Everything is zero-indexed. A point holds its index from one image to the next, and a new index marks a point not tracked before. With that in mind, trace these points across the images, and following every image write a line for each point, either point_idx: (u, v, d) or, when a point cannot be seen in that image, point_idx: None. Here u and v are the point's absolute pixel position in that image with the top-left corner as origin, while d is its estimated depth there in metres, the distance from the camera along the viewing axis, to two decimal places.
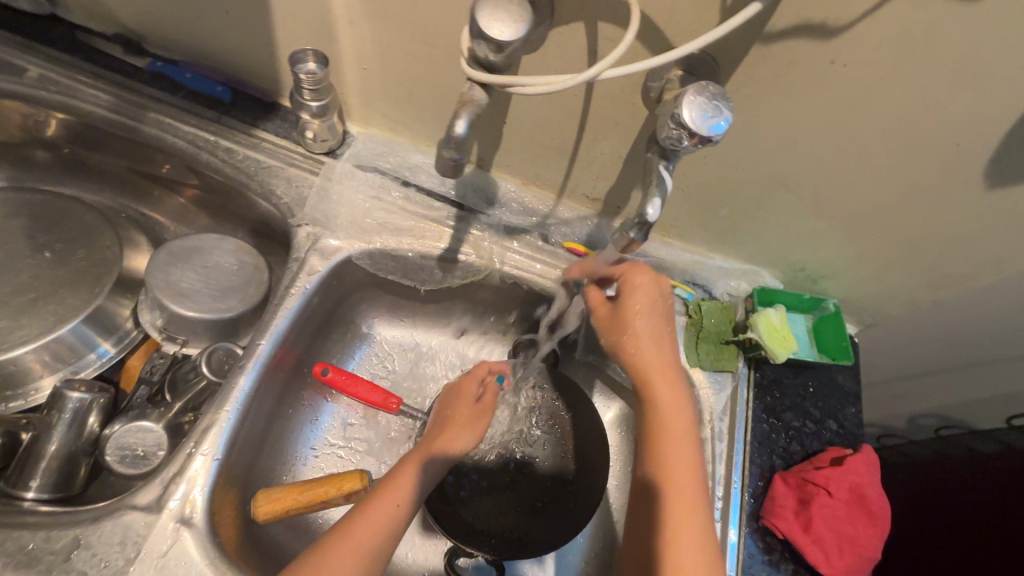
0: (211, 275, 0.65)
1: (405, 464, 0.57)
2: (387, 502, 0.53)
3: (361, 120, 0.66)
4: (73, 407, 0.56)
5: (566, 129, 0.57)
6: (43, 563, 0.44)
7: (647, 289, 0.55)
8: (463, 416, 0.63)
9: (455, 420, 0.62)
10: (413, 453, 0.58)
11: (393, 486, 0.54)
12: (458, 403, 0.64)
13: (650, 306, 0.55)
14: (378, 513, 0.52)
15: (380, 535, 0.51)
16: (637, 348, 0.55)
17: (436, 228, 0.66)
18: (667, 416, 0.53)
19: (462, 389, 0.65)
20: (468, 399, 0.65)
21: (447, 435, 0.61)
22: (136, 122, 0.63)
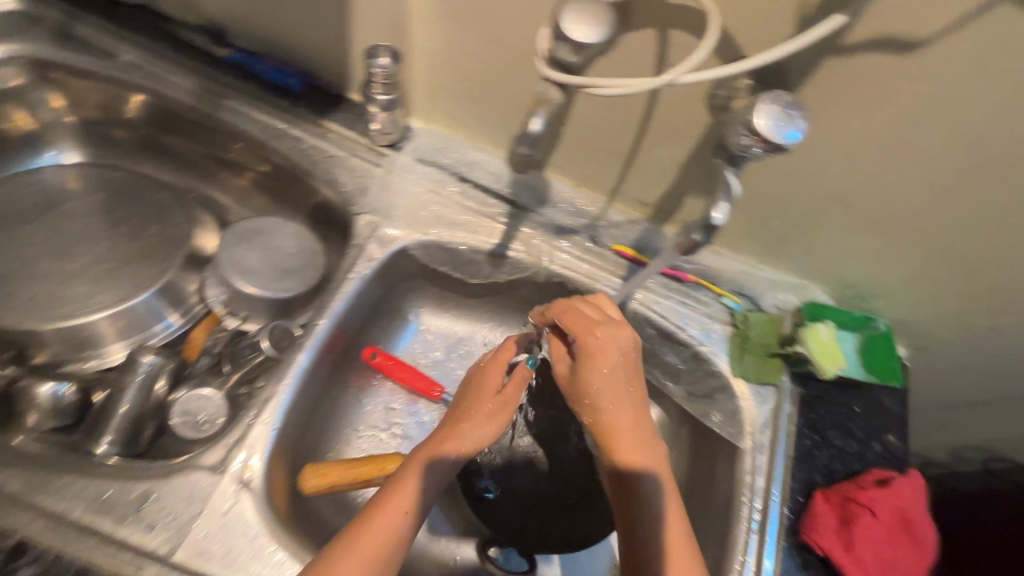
0: (273, 256, 0.67)
1: (412, 467, 0.51)
2: (394, 513, 0.48)
3: (424, 116, 0.69)
4: (146, 370, 0.61)
5: (626, 132, 0.58)
6: (118, 512, 0.47)
7: (606, 345, 0.53)
8: (487, 407, 0.55)
9: (474, 412, 0.55)
10: (421, 454, 0.52)
11: (400, 494, 0.49)
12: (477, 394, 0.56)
13: (613, 366, 0.53)
14: (379, 530, 0.47)
15: (385, 547, 0.47)
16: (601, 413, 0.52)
17: (488, 224, 0.68)
18: (643, 476, 0.51)
19: (485, 377, 0.57)
20: (491, 390, 0.56)
21: (465, 432, 0.54)
22: (215, 108, 0.67)
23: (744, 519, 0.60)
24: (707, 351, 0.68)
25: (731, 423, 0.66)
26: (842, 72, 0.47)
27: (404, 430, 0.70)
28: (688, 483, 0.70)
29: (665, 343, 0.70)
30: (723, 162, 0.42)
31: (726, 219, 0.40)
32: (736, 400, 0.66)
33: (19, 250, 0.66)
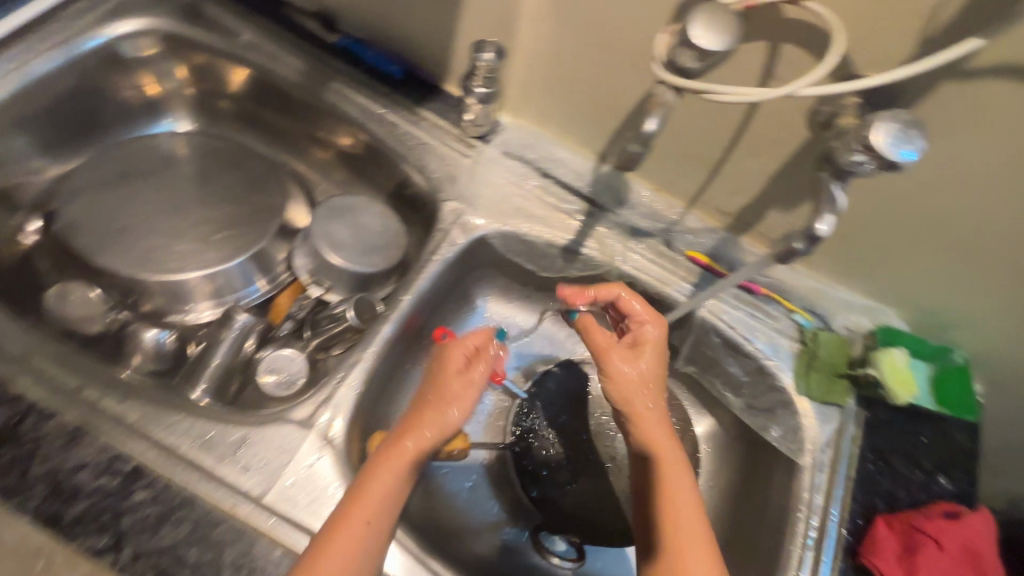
0: (360, 232, 0.71)
1: (378, 465, 0.50)
2: (363, 514, 0.47)
3: (514, 111, 0.72)
4: (239, 327, 0.66)
5: (717, 140, 0.59)
6: (219, 451, 0.51)
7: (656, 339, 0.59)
8: (449, 393, 0.54)
9: (441, 403, 0.53)
10: (382, 452, 0.50)
11: (368, 496, 0.48)
12: (437, 383, 0.54)
13: (657, 360, 0.58)
14: (346, 535, 0.46)
15: (359, 549, 0.46)
16: (638, 401, 0.55)
17: (566, 220, 0.70)
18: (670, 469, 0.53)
19: (443, 366, 0.55)
20: (450, 375, 0.55)
21: (433, 424, 0.52)
22: (322, 89, 0.72)
23: (800, 536, 0.60)
24: (773, 365, 0.68)
25: (791, 438, 0.66)
26: (952, 97, 0.47)
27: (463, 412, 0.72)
28: (740, 494, 0.70)
29: (730, 353, 0.70)
30: (830, 176, 0.43)
31: (831, 230, 0.41)
32: (799, 417, 0.66)
33: (134, 206, 0.71)
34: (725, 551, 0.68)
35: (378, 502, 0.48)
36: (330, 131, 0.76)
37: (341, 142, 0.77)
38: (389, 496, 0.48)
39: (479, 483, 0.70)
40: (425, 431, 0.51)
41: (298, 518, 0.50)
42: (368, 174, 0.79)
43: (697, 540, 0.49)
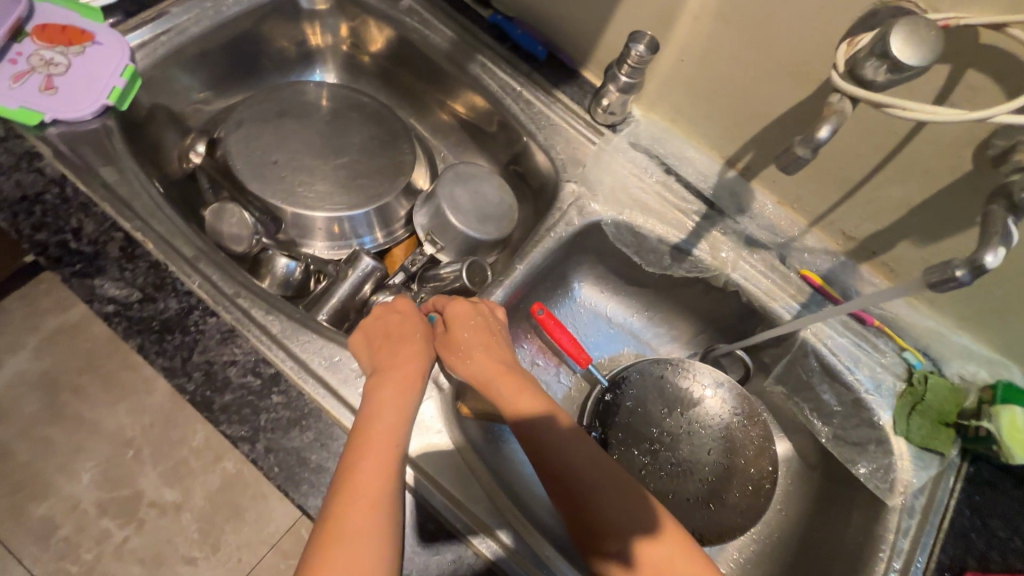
0: (478, 200, 0.75)
1: (374, 405, 0.49)
2: (376, 458, 0.45)
3: (647, 105, 0.73)
4: (363, 269, 0.69)
5: (863, 160, 0.58)
6: (342, 373, 0.55)
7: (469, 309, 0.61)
8: (393, 340, 0.55)
9: (402, 348, 0.54)
10: (373, 395, 0.50)
11: (375, 433, 0.47)
12: (381, 337, 0.55)
13: (490, 328, 0.61)
14: (369, 473, 0.44)
15: (383, 485, 0.44)
16: (476, 370, 0.58)
17: (681, 220, 0.71)
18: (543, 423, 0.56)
19: (377, 323, 0.56)
20: (393, 326, 0.56)
21: (408, 360, 0.53)
22: (468, 60, 0.75)
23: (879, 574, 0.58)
24: (873, 401, 0.66)
25: (881, 476, 0.64)
26: None
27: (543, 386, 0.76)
28: (813, 523, 0.69)
29: (827, 380, 0.68)
30: (1003, 211, 0.42)
31: (1001, 263, 0.39)
32: (892, 457, 0.64)
33: (283, 143, 0.77)
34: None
35: (387, 436, 0.47)
36: (464, 100, 0.80)
37: (472, 112, 0.80)
38: (397, 429, 0.48)
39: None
40: (404, 366, 0.53)
41: None
42: (491, 148, 0.82)
43: (605, 475, 0.53)
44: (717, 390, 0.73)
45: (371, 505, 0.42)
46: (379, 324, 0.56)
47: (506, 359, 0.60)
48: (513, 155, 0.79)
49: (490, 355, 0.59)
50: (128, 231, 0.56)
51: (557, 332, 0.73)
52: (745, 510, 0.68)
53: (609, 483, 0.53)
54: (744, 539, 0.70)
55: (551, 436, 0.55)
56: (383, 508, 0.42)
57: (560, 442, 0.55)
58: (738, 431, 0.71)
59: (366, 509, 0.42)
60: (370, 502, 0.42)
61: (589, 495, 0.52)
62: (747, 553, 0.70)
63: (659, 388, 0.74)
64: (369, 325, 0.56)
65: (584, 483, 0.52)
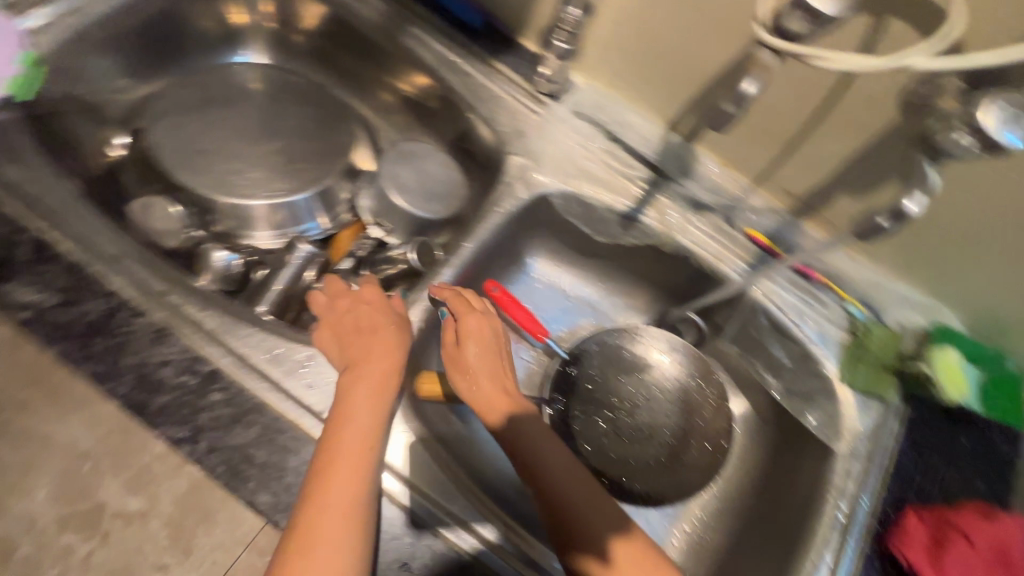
0: (423, 178, 0.73)
1: (349, 406, 0.50)
2: (346, 464, 0.46)
3: (588, 72, 0.71)
4: (303, 256, 0.68)
5: (798, 116, 0.59)
6: (286, 365, 0.54)
7: (480, 329, 0.60)
8: (367, 338, 0.55)
9: (375, 345, 0.54)
10: (345, 398, 0.50)
11: (347, 437, 0.48)
12: (358, 335, 0.55)
13: (495, 352, 0.61)
14: (339, 480, 0.45)
15: (353, 493, 0.45)
16: (480, 391, 0.58)
17: (628, 187, 0.70)
18: (535, 444, 0.55)
19: (357, 322, 0.56)
20: (369, 324, 0.56)
21: (380, 360, 0.53)
22: (402, 33, 0.73)
23: (828, 517, 0.61)
24: (818, 352, 0.68)
25: (829, 425, 0.67)
26: None
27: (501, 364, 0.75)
28: (770, 474, 0.71)
29: (776, 335, 0.70)
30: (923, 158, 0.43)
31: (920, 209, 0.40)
32: (838, 404, 0.67)
33: (213, 131, 0.74)
34: (749, 527, 0.69)
35: (358, 444, 0.47)
36: (403, 76, 0.77)
37: (412, 89, 0.78)
38: (369, 434, 0.49)
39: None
40: (381, 367, 0.53)
41: None
42: (434, 125, 0.79)
43: (580, 481, 0.54)
44: (673, 354, 0.74)
45: (340, 515, 0.44)
46: (352, 322, 0.56)
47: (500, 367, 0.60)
48: (457, 132, 0.77)
49: (489, 363, 0.59)
50: (39, 231, 0.52)
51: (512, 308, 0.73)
52: (703, 469, 0.70)
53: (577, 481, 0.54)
54: (706, 495, 0.72)
55: (532, 438, 0.56)
56: (351, 517, 0.44)
57: (545, 456, 0.55)
58: (693, 392, 0.73)
59: (337, 518, 0.44)
60: (341, 511, 0.44)
61: (559, 495, 0.52)
62: (709, 510, 0.72)
63: (617, 356, 0.74)
64: (342, 326, 0.55)
65: (560, 489, 0.53)
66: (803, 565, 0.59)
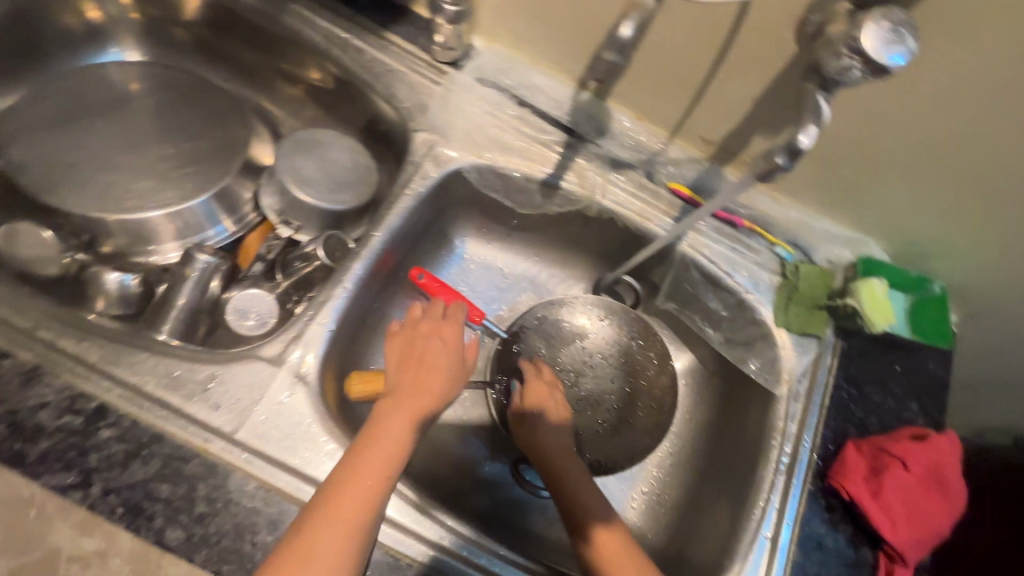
0: (328, 168, 0.68)
1: (377, 434, 0.47)
2: (357, 494, 0.44)
3: (487, 35, 0.67)
4: (202, 266, 0.63)
5: (701, 60, 0.56)
6: (186, 389, 0.49)
7: (543, 388, 0.64)
8: (427, 369, 0.51)
9: (427, 377, 0.51)
10: (379, 422, 0.48)
11: (373, 457, 0.45)
12: (421, 363, 0.52)
13: (557, 409, 0.64)
14: (346, 505, 0.43)
15: (355, 526, 0.42)
16: (539, 441, 0.61)
17: (544, 152, 0.67)
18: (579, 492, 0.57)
19: (419, 347, 0.53)
20: (435, 355, 0.52)
21: (433, 386, 0.50)
22: (281, 12, 0.67)
23: (773, 461, 0.61)
24: (753, 298, 0.67)
25: (769, 369, 0.66)
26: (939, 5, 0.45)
27: None
28: (718, 425, 0.71)
29: (710, 287, 0.69)
30: (816, 87, 0.41)
31: (814, 142, 0.39)
32: (776, 348, 0.66)
33: (86, 141, 0.67)
34: (702, 481, 0.69)
35: (377, 475, 0.45)
36: (293, 60, 0.71)
37: (307, 74, 0.72)
38: (395, 458, 0.46)
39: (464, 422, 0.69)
40: (423, 405, 0.49)
41: (271, 454, 0.49)
42: (337, 110, 0.74)
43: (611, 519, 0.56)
44: (612, 320, 0.73)
45: (337, 542, 0.42)
46: (422, 341, 0.53)
47: (554, 407, 0.63)
48: (361, 114, 0.72)
49: (542, 404, 0.63)
50: None
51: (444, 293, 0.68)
52: (652, 429, 0.70)
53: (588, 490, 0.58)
54: (660, 454, 0.72)
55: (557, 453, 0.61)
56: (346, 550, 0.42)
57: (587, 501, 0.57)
58: (636, 356, 0.72)
59: (333, 546, 0.41)
60: (339, 539, 0.42)
61: (571, 496, 0.57)
62: (664, 469, 0.71)
63: (556, 330, 0.73)
64: (411, 344, 0.53)
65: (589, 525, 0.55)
66: (752, 511, 0.59)
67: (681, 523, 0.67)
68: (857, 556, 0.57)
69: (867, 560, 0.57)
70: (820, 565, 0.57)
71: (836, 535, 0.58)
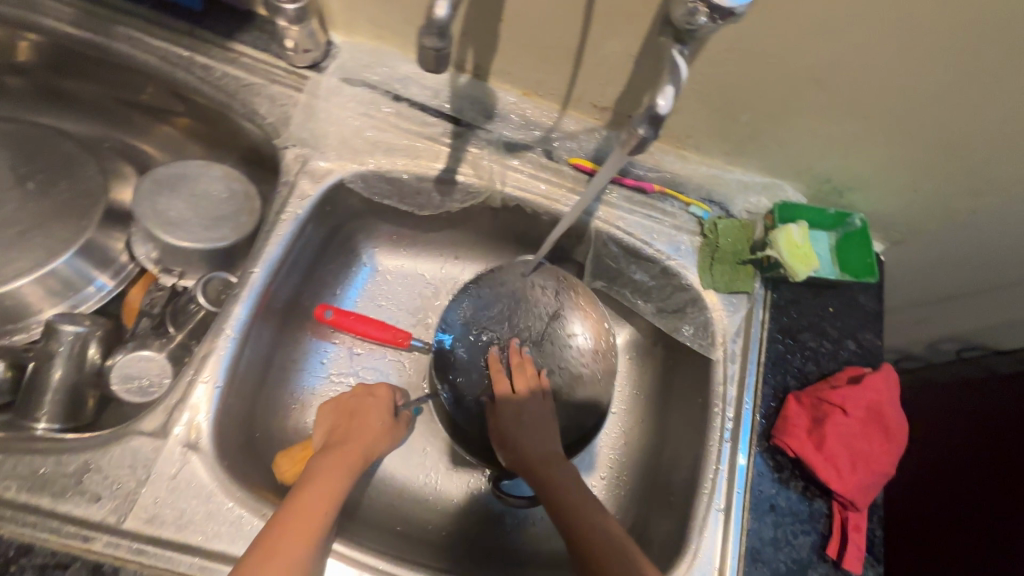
0: (200, 204, 0.62)
1: (328, 457, 0.52)
2: (318, 496, 0.47)
3: (344, 28, 0.61)
4: (71, 340, 0.56)
5: (569, 24, 0.51)
6: (57, 486, 0.45)
7: (525, 395, 0.61)
8: (359, 429, 0.56)
9: (363, 428, 0.56)
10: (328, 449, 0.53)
11: (322, 488, 0.48)
12: (354, 425, 0.56)
13: (540, 414, 0.61)
14: (307, 506, 0.46)
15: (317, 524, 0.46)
16: (523, 449, 0.58)
17: (431, 147, 0.62)
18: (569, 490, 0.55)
19: (354, 413, 0.57)
20: (366, 417, 0.57)
21: (369, 440, 0.55)
22: (106, 39, 0.59)
23: (717, 430, 0.59)
24: (677, 264, 0.64)
25: (702, 334, 0.64)
26: None
27: (370, 377, 0.67)
28: (664, 397, 0.69)
29: (631, 259, 0.66)
30: (672, 41, 0.39)
31: (672, 104, 0.37)
32: (707, 312, 0.64)
33: None
34: (654, 457, 0.66)
35: (334, 483, 0.49)
36: (140, 90, 0.64)
37: (161, 102, 0.65)
38: (326, 509, 0.47)
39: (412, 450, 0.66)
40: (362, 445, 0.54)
41: (169, 537, 0.45)
42: (206, 136, 0.68)
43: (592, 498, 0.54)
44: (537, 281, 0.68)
45: (303, 540, 0.44)
46: (351, 403, 0.58)
47: (536, 410, 0.61)
48: (231, 137, 0.66)
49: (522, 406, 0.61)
50: None
51: (352, 324, 0.64)
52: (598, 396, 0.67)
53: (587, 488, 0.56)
54: (612, 436, 0.70)
55: (540, 454, 0.58)
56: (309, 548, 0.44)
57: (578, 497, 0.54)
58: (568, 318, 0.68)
59: (298, 542, 0.44)
60: (303, 536, 0.44)
61: (549, 481, 0.55)
62: (618, 450, 0.69)
63: (488, 307, 0.67)
64: (346, 406, 0.58)
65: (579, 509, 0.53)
66: (702, 485, 0.57)
67: (637, 505, 0.65)
68: (811, 508, 0.56)
69: (821, 511, 0.56)
70: (775, 526, 0.56)
71: (787, 493, 0.57)
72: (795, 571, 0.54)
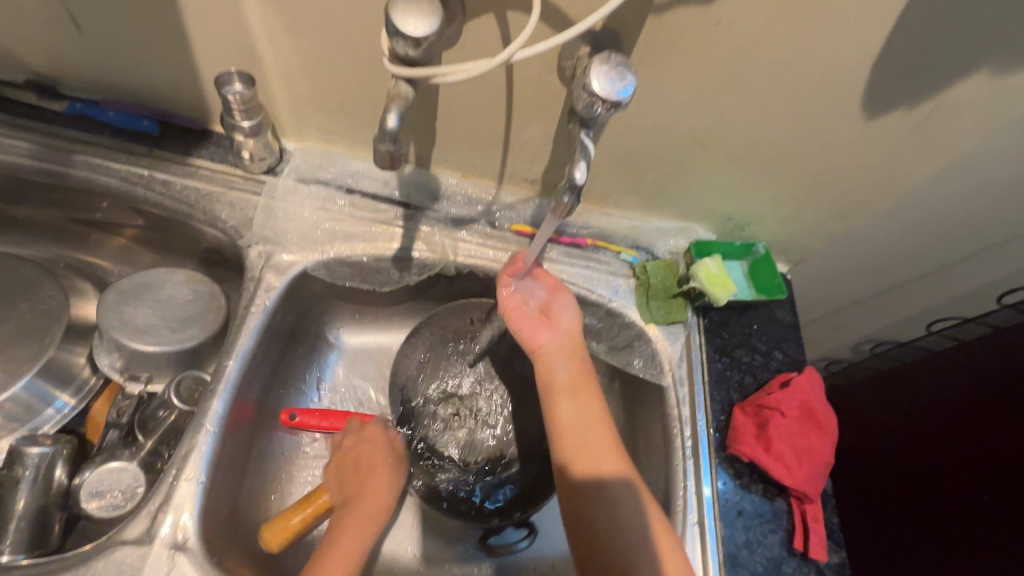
0: (166, 309, 0.64)
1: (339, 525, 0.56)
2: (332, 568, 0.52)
3: (295, 136, 0.68)
4: (36, 462, 0.55)
5: (495, 118, 0.60)
6: None
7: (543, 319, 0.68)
8: (366, 483, 0.60)
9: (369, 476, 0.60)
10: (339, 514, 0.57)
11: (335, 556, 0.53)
12: (358, 474, 0.60)
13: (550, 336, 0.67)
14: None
15: None
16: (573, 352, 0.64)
17: (386, 230, 0.68)
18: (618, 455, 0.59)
19: (358, 460, 0.61)
20: (367, 463, 0.61)
21: (376, 489, 0.60)
22: (65, 167, 0.63)
23: (679, 450, 0.65)
24: (618, 305, 0.72)
25: (651, 364, 0.71)
26: (660, 29, 0.50)
27: None
28: (629, 430, 0.74)
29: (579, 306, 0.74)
30: (578, 126, 0.48)
31: (586, 175, 0.46)
32: (652, 343, 0.71)
33: None
34: None
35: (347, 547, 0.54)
36: (98, 208, 0.68)
37: (118, 217, 0.69)
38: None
39: (403, 524, 0.67)
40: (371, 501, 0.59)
41: None
42: (163, 243, 0.71)
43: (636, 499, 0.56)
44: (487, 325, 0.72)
45: None
46: (352, 455, 0.62)
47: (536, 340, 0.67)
48: (190, 241, 0.70)
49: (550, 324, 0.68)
50: None
51: (318, 421, 0.64)
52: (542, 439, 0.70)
53: (630, 463, 0.59)
54: None
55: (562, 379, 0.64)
56: None
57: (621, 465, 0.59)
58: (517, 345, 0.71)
59: None
60: None
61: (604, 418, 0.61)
62: None
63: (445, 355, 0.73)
64: (347, 454, 0.62)
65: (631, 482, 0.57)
66: (676, 503, 0.62)
67: None
68: (774, 507, 0.62)
69: (782, 508, 0.62)
70: (745, 530, 0.60)
71: (750, 496, 0.62)
72: (770, 569, 0.59)
